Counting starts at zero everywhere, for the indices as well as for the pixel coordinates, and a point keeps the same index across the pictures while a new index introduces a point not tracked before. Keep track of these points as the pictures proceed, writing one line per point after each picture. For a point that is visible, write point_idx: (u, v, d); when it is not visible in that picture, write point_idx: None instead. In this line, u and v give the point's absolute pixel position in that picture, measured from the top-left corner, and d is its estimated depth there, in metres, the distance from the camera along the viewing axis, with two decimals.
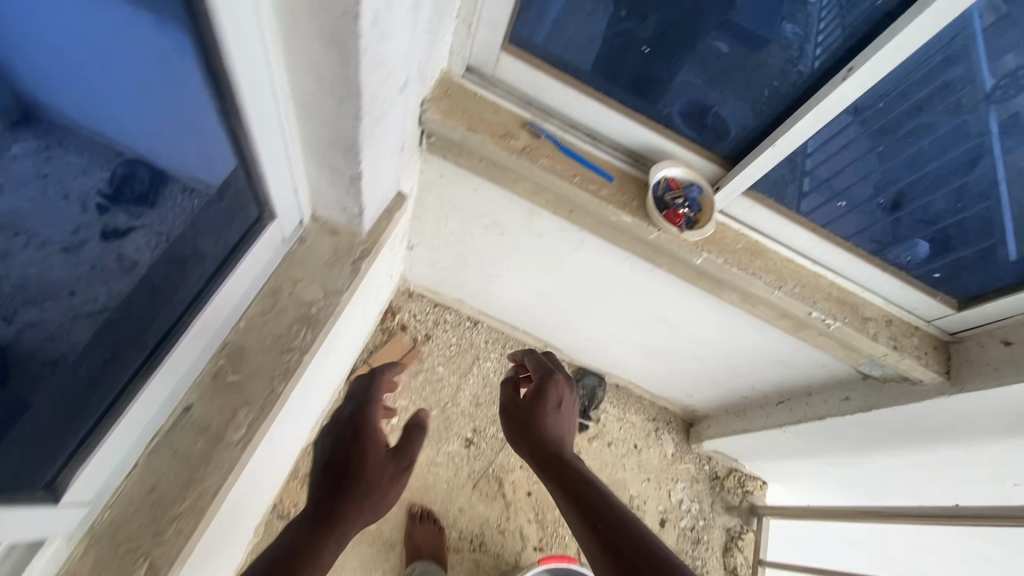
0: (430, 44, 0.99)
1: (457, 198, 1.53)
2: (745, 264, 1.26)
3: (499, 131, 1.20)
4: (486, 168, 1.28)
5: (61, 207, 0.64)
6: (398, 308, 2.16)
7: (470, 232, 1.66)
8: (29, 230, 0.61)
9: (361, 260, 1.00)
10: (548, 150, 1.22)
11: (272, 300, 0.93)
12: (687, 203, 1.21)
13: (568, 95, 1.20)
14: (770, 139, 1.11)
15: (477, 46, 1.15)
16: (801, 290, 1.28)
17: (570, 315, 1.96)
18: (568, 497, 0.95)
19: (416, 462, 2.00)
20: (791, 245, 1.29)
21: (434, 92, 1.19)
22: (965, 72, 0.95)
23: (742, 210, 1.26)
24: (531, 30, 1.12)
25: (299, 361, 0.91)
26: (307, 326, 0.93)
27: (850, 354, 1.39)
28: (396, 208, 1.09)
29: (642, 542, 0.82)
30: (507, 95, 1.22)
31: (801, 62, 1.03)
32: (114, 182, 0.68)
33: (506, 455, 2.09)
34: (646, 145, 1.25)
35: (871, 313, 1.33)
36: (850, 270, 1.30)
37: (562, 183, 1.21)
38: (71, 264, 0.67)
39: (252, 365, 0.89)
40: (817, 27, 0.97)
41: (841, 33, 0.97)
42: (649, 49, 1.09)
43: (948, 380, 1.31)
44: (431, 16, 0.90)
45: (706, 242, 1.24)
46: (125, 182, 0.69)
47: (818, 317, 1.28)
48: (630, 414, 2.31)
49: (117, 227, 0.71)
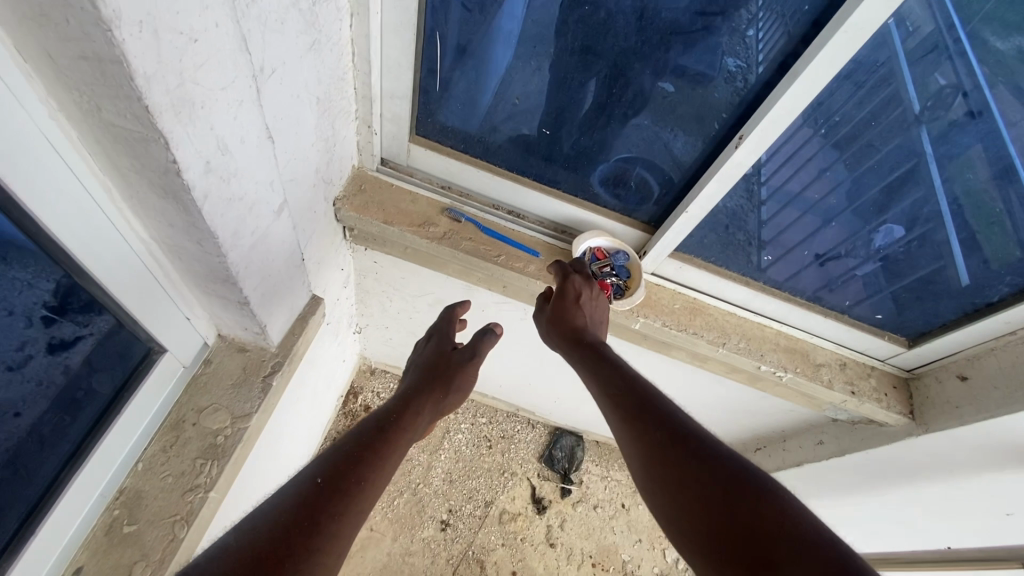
0: (326, 152, 0.99)
1: (395, 281, 1.49)
2: (685, 324, 1.22)
3: (417, 220, 1.18)
4: (411, 254, 1.26)
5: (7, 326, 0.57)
6: (360, 388, 2.08)
7: (415, 310, 1.62)
8: None
9: (272, 377, 0.96)
10: (469, 232, 1.20)
11: (172, 434, 0.88)
12: (614, 272, 1.19)
13: (483, 177, 1.19)
14: (685, 203, 1.10)
15: (385, 141, 1.15)
16: (746, 344, 1.24)
17: (534, 379, 1.90)
18: (610, 399, 0.86)
19: (389, 553, 1.88)
20: (729, 299, 1.27)
21: (347, 188, 1.18)
22: (860, 124, 0.94)
23: (673, 271, 1.24)
24: (434, 122, 1.13)
25: (203, 500, 0.84)
26: (211, 458, 0.87)
27: (811, 401, 1.33)
28: (310, 314, 1.06)
29: (729, 460, 0.68)
30: (423, 183, 1.22)
31: (748, 92, 0.95)
32: (59, 294, 0.63)
33: (486, 534, 1.98)
34: (568, 217, 1.24)
35: (822, 358, 1.29)
36: (793, 317, 1.27)
37: (486, 264, 1.19)
38: (13, 384, 0.61)
39: (148, 511, 0.82)
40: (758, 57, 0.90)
41: (768, 71, 0.91)
42: (549, 131, 1.10)
43: (913, 421, 1.25)
44: (316, 129, 0.89)
45: (641, 306, 1.21)
46: (71, 293, 0.65)
47: (768, 370, 1.24)
48: (613, 471, 2.21)
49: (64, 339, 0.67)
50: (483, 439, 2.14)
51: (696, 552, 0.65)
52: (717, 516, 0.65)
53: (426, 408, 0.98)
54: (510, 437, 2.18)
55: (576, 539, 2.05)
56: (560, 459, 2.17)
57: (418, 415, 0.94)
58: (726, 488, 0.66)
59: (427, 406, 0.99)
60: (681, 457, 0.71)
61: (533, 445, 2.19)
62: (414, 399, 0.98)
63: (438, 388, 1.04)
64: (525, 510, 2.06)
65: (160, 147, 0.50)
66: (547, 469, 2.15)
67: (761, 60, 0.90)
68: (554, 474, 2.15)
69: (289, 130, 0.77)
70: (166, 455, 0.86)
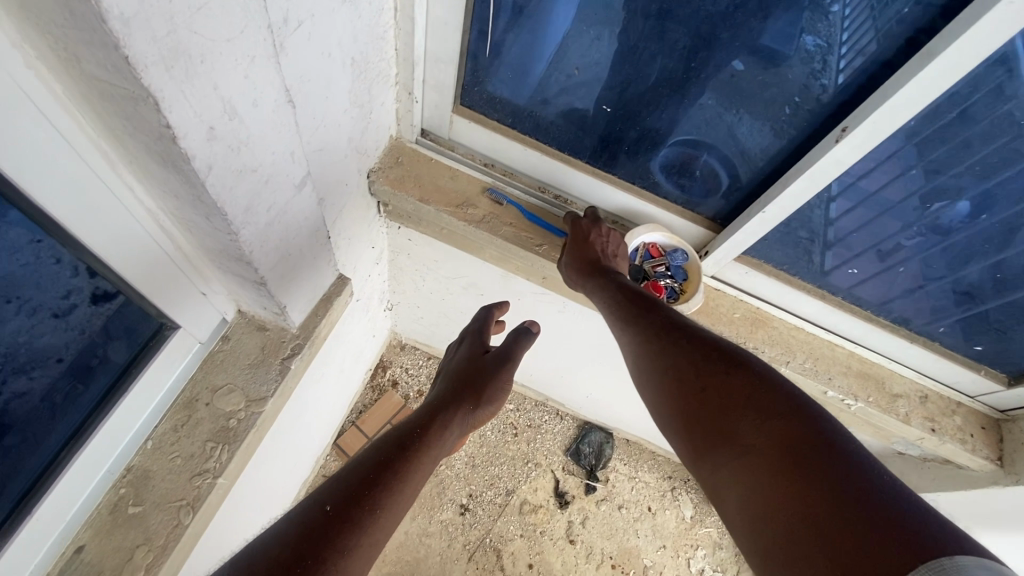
0: (360, 120, 0.90)
1: (429, 260, 1.41)
2: (745, 336, 1.09)
3: (455, 199, 1.08)
4: (446, 235, 1.17)
5: (54, 271, 0.60)
6: (388, 363, 2.04)
7: (448, 292, 1.54)
8: (24, 297, 0.57)
9: (291, 361, 0.90)
10: (510, 216, 1.09)
11: (184, 411, 0.83)
12: (670, 273, 1.07)
13: (530, 155, 1.07)
14: (761, 202, 0.96)
15: (427, 110, 1.05)
16: (813, 364, 1.10)
17: (568, 371, 1.80)
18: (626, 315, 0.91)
19: (406, 532, 1.86)
20: (798, 312, 1.12)
21: (383, 159, 1.09)
22: (1002, 126, 0.75)
23: (738, 275, 1.10)
24: (482, 93, 1.01)
25: (211, 487, 0.80)
26: (222, 440, 0.83)
27: (879, 432, 1.19)
28: (335, 294, 0.98)
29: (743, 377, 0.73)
30: (464, 159, 1.11)
31: (824, 75, 0.80)
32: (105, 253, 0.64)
33: (504, 522, 1.94)
34: (622, 206, 1.11)
35: (901, 388, 1.13)
36: (871, 338, 1.11)
37: (526, 252, 1.08)
38: (61, 330, 0.64)
39: (157, 490, 0.78)
40: (841, 37, 0.75)
41: (868, 58, 0.75)
42: (610, 108, 0.97)
43: (1001, 468, 1.09)
44: (349, 94, 0.80)
45: (696, 313, 1.08)
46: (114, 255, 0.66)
47: (836, 397, 1.10)
48: (642, 472, 2.12)
49: (107, 291, 0.67)
50: (509, 426, 2.08)
51: (685, 435, 0.76)
52: (698, 391, 0.76)
53: (451, 422, 0.90)
54: (537, 427, 2.11)
55: (597, 538, 1.98)
56: (587, 455, 2.09)
57: (443, 431, 0.87)
58: (712, 373, 0.77)
59: (453, 420, 0.90)
60: (674, 349, 0.82)
61: (560, 437, 2.11)
62: (440, 412, 0.90)
63: (467, 400, 0.95)
64: (546, 503, 2.00)
65: (149, 107, 0.43)
66: (573, 464, 2.07)
67: (842, 43, 0.76)
68: (579, 470, 2.07)
69: (316, 93, 0.68)
70: (176, 435, 0.82)
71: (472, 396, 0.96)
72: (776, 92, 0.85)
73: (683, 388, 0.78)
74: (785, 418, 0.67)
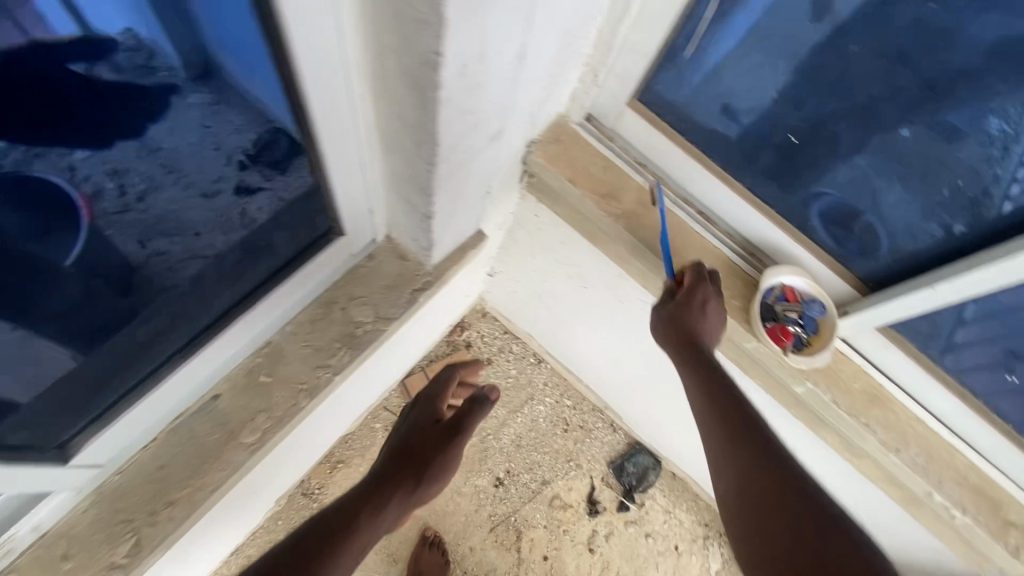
0: (546, 90, 0.93)
1: (544, 242, 1.43)
2: (859, 410, 1.03)
3: (601, 189, 1.09)
4: (578, 222, 1.18)
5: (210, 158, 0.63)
6: (467, 325, 2.11)
7: (551, 277, 1.57)
8: (182, 172, 0.61)
9: (421, 293, 0.97)
10: (649, 219, 1.09)
11: (321, 309, 0.92)
12: (803, 322, 1.01)
13: (689, 165, 1.06)
14: (928, 279, 0.90)
15: (604, 96, 1.05)
16: (924, 461, 1.02)
17: (639, 388, 1.78)
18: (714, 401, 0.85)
19: (442, 484, 1.95)
20: (926, 403, 1.04)
21: (544, 134, 1.11)
22: None
23: (870, 345, 1.04)
24: (666, 92, 1.01)
25: (331, 381, 0.89)
26: (347, 344, 0.91)
27: (976, 558, 1.07)
28: (469, 246, 1.03)
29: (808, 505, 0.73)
30: (622, 153, 1.11)
31: (999, 167, 0.80)
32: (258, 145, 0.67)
33: (531, 507, 1.97)
34: (767, 242, 1.08)
35: (1018, 517, 1.02)
36: (1000, 454, 1.02)
37: (655, 259, 1.08)
38: (204, 209, 0.68)
39: (285, 369, 0.88)
40: None
41: None
42: (796, 138, 0.94)
43: None
44: (551, 64, 0.83)
45: (814, 370, 1.04)
46: (266, 147, 0.68)
47: (940, 504, 1.01)
48: (678, 510, 2.05)
49: (250, 185, 0.71)
50: (561, 421, 2.08)
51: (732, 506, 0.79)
52: (765, 471, 0.77)
53: (393, 486, 0.86)
54: (587, 431, 2.09)
55: (615, 555, 1.98)
56: (628, 473, 2.05)
57: (379, 493, 0.84)
58: (781, 474, 0.76)
59: (391, 484, 0.86)
60: (756, 449, 0.79)
61: (608, 447, 2.08)
62: (380, 485, 0.86)
63: (406, 470, 0.89)
64: (575, 506, 2.00)
65: (433, 33, 0.48)
66: (612, 476, 2.05)
67: None
68: (617, 484, 2.04)
69: (535, 56, 0.72)
70: (310, 328, 0.91)
71: (410, 467, 0.90)
72: (939, 170, 0.86)
73: (755, 457, 0.78)
74: (839, 552, 0.68)
